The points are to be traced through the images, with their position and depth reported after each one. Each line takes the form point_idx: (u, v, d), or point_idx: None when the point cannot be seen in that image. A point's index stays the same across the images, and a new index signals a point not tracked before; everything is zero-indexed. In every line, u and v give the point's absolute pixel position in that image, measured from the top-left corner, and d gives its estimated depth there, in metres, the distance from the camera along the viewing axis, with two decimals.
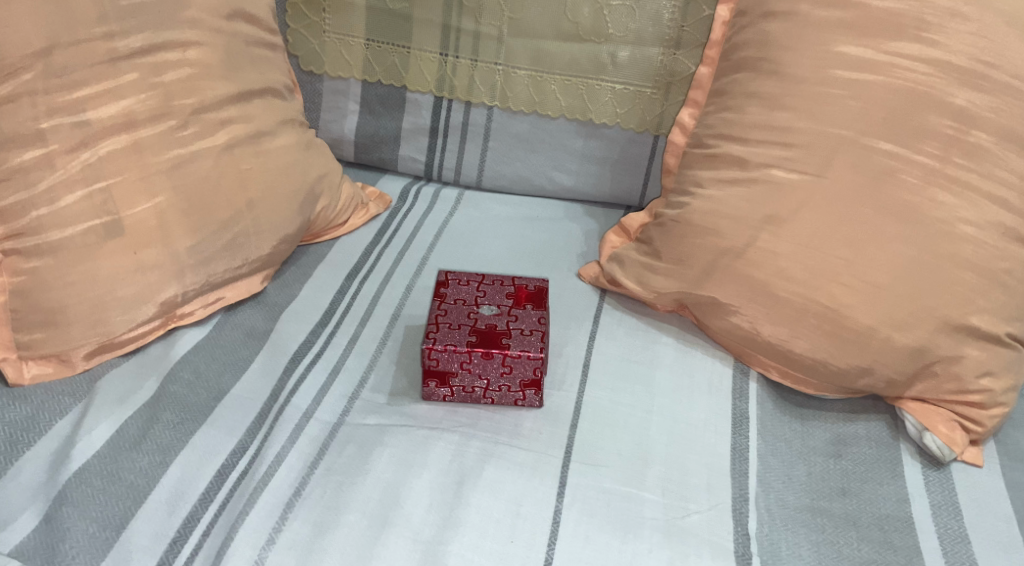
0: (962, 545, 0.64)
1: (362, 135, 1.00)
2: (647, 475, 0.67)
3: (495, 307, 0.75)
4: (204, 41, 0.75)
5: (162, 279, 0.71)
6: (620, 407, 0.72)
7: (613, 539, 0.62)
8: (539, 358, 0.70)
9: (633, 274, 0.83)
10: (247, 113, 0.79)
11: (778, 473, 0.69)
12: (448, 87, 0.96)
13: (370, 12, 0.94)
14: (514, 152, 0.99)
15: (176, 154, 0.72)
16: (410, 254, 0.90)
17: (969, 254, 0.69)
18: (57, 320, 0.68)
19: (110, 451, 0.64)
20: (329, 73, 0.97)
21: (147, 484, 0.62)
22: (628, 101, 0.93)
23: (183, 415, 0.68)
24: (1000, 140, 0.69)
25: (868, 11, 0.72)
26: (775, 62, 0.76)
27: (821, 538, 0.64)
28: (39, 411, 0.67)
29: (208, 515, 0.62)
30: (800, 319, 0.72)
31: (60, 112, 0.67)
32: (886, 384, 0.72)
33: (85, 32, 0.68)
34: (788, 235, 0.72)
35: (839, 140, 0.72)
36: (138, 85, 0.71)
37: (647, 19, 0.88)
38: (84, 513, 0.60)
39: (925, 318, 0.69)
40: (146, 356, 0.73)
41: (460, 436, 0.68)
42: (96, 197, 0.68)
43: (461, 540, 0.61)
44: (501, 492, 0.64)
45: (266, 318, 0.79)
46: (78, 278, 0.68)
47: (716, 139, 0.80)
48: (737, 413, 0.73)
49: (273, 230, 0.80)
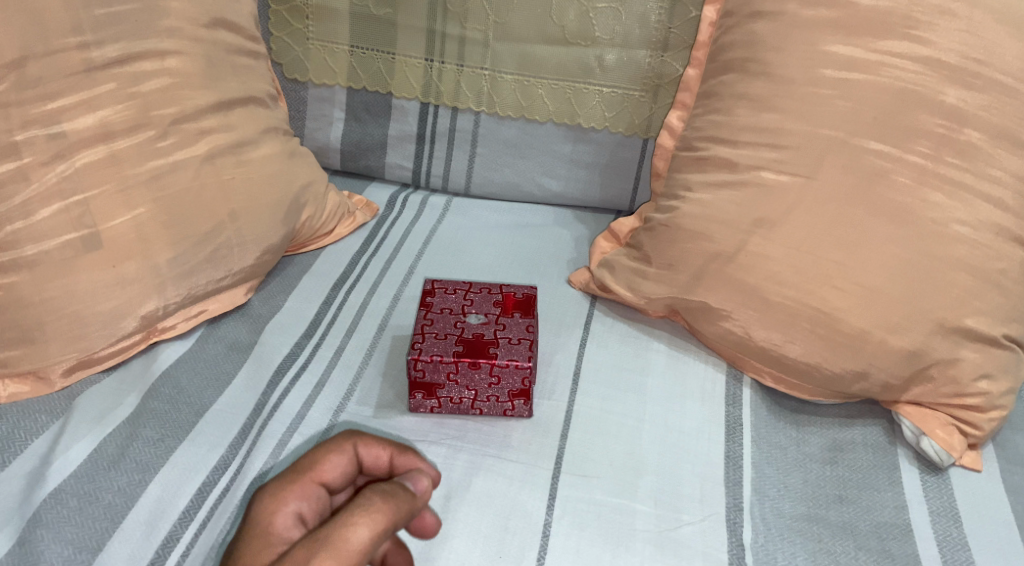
0: (962, 552, 0.63)
1: (348, 143, 0.99)
2: (639, 485, 0.65)
3: (482, 316, 0.74)
4: (183, 50, 0.74)
5: (142, 293, 0.70)
6: (612, 416, 0.71)
7: (605, 553, 0.61)
8: (528, 367, 0.68)
9: (623, 280, 0.81)
10: (229, 122, 0.77)
11: (773, 482, 0.68)
12: (433, 92, 0.95)
13: (354, 19, 0.92)
14: (503, 158, 0.98)
15: (157, 164, 0.71)
16: (397, 263, 0.88)
17: (964, 255, 0.67)
18: (33, 337, 0.67)
19: (87, 470, 0.63)
20: (314, 80, 0.96)
21: (125, 504, 0.61)
22: (615, 104, 0.91)
23: (164, 432, 0.66)
24: (992, 138, 0.68)
25: (856, 9, 0.71)
26: (763, 63, 0.75)
27: (818, 548, 0.63)
28: (14, 431, 0.65)
29: (188, 535, 0.60)
30: (793, 323, 0.71)
31: (35, 124, 0.66)
32: (881, 388, 0.71)
33: (60, 42, 0.67)
34: (779, 238, 0.71)
35: (829, 140, 0.71)
36: (115, 96, 0.69)
37: (634, 21, 0.87)
38: (59, 536, 0.58)
39: (920, 321, 0.68)
40: (127, 372, 0.72)
41: (448, 449, 0.67)
42: (73, 210, 0.67)
43: (448, 556, 0.60)
44: (490, 506, 0.63)
45: (250, 330, 0.78)
46: (55, 293, 0.66)
47: (705, 141, 0.79)
48: (731, 421, 0.72)
49: (257, 240, 0.78)
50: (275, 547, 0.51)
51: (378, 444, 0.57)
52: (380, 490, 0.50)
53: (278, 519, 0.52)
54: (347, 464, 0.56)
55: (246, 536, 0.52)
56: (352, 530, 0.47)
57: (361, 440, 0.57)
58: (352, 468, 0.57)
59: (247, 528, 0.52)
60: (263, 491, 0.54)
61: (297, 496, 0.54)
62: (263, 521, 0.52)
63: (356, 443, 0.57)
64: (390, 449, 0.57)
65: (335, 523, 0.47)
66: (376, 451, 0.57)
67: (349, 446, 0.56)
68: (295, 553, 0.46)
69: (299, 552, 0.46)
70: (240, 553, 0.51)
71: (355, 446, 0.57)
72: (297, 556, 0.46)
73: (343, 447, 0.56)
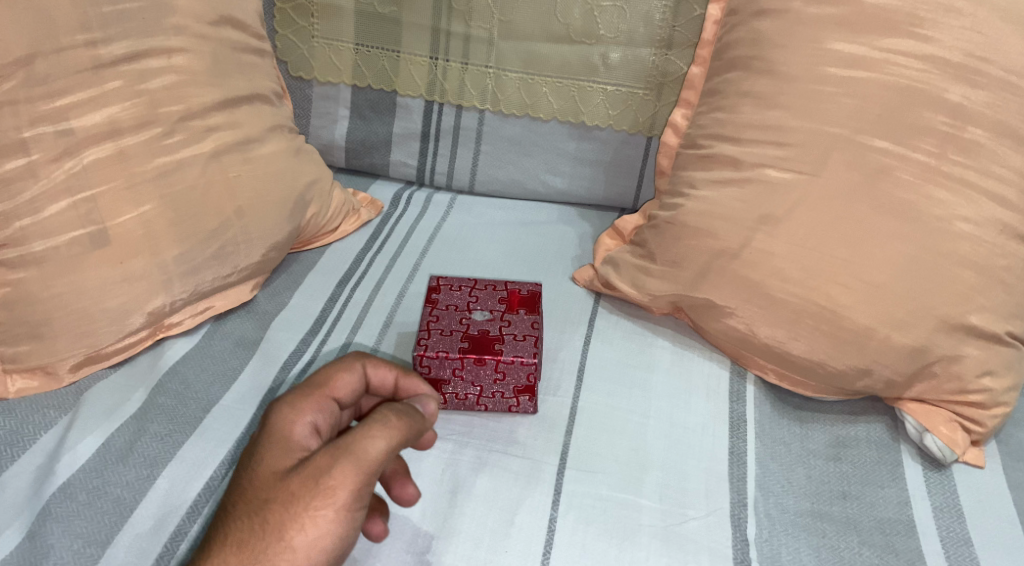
0: (966, 547, 0.64)
1: (352, 140, 0.99)
2: (645, 480, 0.66)
3: (488, 313, 0.74)
4: (190, 47, 0.74)
5: (149, 289, 0.70)
6: (617, 411, 0.71)
7: (610, 547, 0.61)
8: (533, 363, 0.69)
9: (628, 277, 0.81)
10: (235, 120, 0.78)
11: (777, 477, 0.68)
12: (438, 91, 0.95)
13: (359, 17, 0.93)
14: (507, 156, 0.98)
15: (163, 161, 0.71)
16: (401, 261, 0.89)
17: (967, 252, 0.68)
18: (41, 333, 0.67)
19: (95, 465, 0.63)
20: (319, 78, 0.96)
21: (133, 499, 0.61)
22: (619, 102, 0.92)
23: (171, 427, 0.67)
24: (996, 135, 0.68)
25: (861, 7, 0.71)
26: (768, 60, 0.75)
27: (822, 543, 0.64)
28: (23, 426, 0.66)
29: (196, 529, 0.60)
30: (797, 319, 0.71)
31: (43, 121, 0.66)
32: (885, 385, 0.71)
33: (69, 39, 0.67)
34: (784, 235, 0.71)
35: (834, 138, 0.71)
36: (123, 93, 0.70)
37: (638, 19, 0.87)
38: (68, 529, 0.59)
39: (924, 318, 0.68)
40: (134, 368, 0.72)
41: (454, 444, 0.68)
42: (81, 206, 0.67)
43: (454, 550, 0.61)
44: (496, 501, 0.64)
45: (256, 327, 0.78)
46: (64, 289, 0.67)
47: (709, 139, 0.79)
48: (735, 417, 0.72)
49: (263, 237, 0.79)
50: (295, 452, 0.55)
51: (384, 366, 0.63)
52: (395, 409, 0.57)
53: (296, 428, 0.57)
54: (357, 381, 0.62)
55: (266, 441, 0.56)
56: (370, 442, 0.54)
57: (370, 361, 0.63)
58: (360, 385, 0.62)
59: (267, 434, 0.56)
60: (280, 402, 0.58)
61: (312, 409, 0.58)
62: (284, 428, 0.56)
63: (365, 363, 0.62)
64: (395, 371, 0.64)
65: (356, 435, 0.54)
66: (383, 372, 0.63)
67: (359, 365, 0.62)
68: (318, 459, 0.53)
69: (324, 457, 0.53)
70: (262, 456, 0.55)
71: (365, 366, 0.62)
72: (321, 462, 0.53)
73: (353, 366, 0.62)
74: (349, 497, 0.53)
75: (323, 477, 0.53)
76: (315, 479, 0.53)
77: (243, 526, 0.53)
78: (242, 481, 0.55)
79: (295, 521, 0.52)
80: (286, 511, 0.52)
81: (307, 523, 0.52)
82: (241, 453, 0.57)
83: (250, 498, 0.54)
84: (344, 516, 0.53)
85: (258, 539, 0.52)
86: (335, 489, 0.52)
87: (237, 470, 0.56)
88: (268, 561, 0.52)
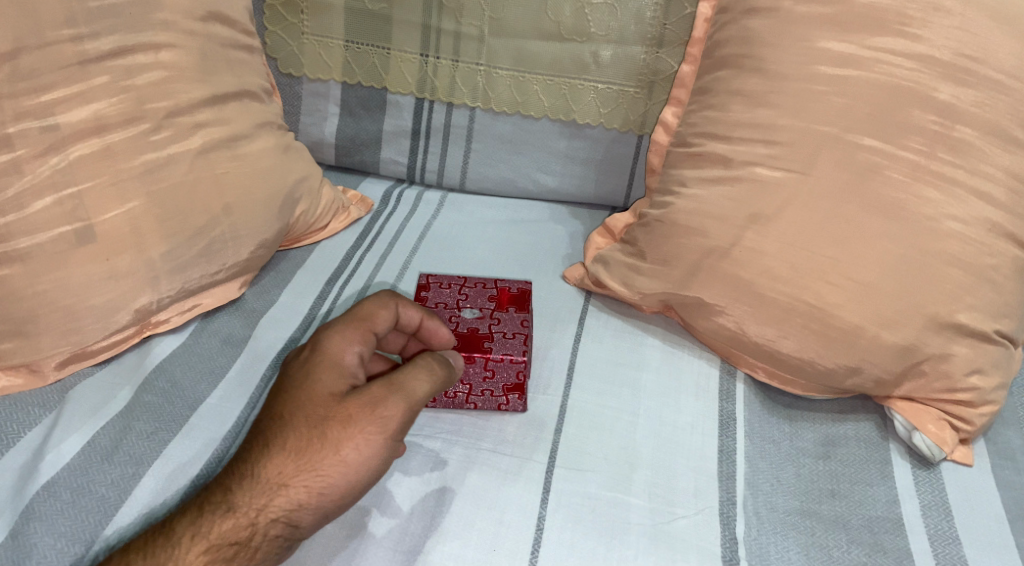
0: (954, 546, 0.64)
1: (342, 138, 0.99)
2: (634, 479, 0.66)
3: (477, 311, 0.74)
4: (178, 43, 0.74)
5: (136, 286, 0.70)
6: (607, 409, 0.71)
7: (599, 547, 0.61)
8: (522, 361, 0.70)
9: (618, 275, 0.81)
10: (223, 116, 0.77)
11: (766, 476, 0.68)
12: (429, 88, 0.95)
13: (349, 13, 0.92)
14: (498, 154, 0.98)
15: (150, 157, 0.71)
16: (392, 258, 0.88)
17: (956, 251, 0.68)
18: (26, 331, 0.66)
19: (80, 463, 0.63)
20: (309, 75, 0.96)
21: (117, 497, 0.61)
22: (611, 100, 0.91)
23: (157, 425, 0.66)
24: (985, 135, 0.68)
25: (850, 6, 0.71)
26: (758, 59, 0.75)
27: (810, 541, 0.64)
28: (7, 424, 0.65)
29: None
30: (787, 318, 0.71)
31: (28, 116, 0.66)
32: (874, 383, 0.71)
33: (54, 34, 0.66)
34: (774, 234, 0.71)
35: (824, 136, 0.71)
36: (109, 89, 0.69)
37: (629, 17, 0.87)
38: (52, 528, 0.59)
39: (913, 317, 0.68)
40: (120, 365, 0.72)
41: (443, 443, 0.67)
42: (66, 203, 0.67)
43: (442, 549, 0.60)
44: (485, 500, 0.63)
45: (244, 325, 0.78)
46: (49, 287, 0.66)
47: (700, 138, 0.79)
48: (725, 415, 0.72)
49: (252, 235, 0.78)
50: (347, 379, 0.59)
51: (414, 308, 0.65)
52: (435, 357, 0.62)
53: (347, 357, 0.60)
54: (392, 319, 0.64)
55: (319, 365, 0.59)
56: (418, 384, 0.58)
57: (401, 302, 0.64)
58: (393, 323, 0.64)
59: (320, 358, 0.60)
60: (329, 333, 0.61)
61: (358, 341, 0.61)
62: (334, 357, 0.60)
63: (398, 302, 0.64)
64: (423, 314, 0.66)
65: (407, 374, 0.59)
66: (411, 313, 0.65)
67: (393, 304, 0.64)
68: (373, 389, 0.58)
69: (378, 388, 0.58)
70: (317, 378, 0.59)
71: (397, 306, 0.64)
72: (376, 393, 0.57)
73: (389, 304, 0.64)
74: (399, 426, 0.57)
75: (378, 406, 0.57)
76: (372, 406, 0.57)
77: (302, 436, 0.57)
78: (296, 397, 0.58)
79: (350, 439, 0.56)
80: (343, 431, 0.56)
81: (360, 443, 0.56)
82: (292, 372, 0.60)
83: (308, 413, 0.58)
84: (389, 445, 0.57)
85: (316, 449, 0.56)
86: (388, 418, 0.57)
87: (288, 387, 0.59)
88: (323, 470, 0.56)
